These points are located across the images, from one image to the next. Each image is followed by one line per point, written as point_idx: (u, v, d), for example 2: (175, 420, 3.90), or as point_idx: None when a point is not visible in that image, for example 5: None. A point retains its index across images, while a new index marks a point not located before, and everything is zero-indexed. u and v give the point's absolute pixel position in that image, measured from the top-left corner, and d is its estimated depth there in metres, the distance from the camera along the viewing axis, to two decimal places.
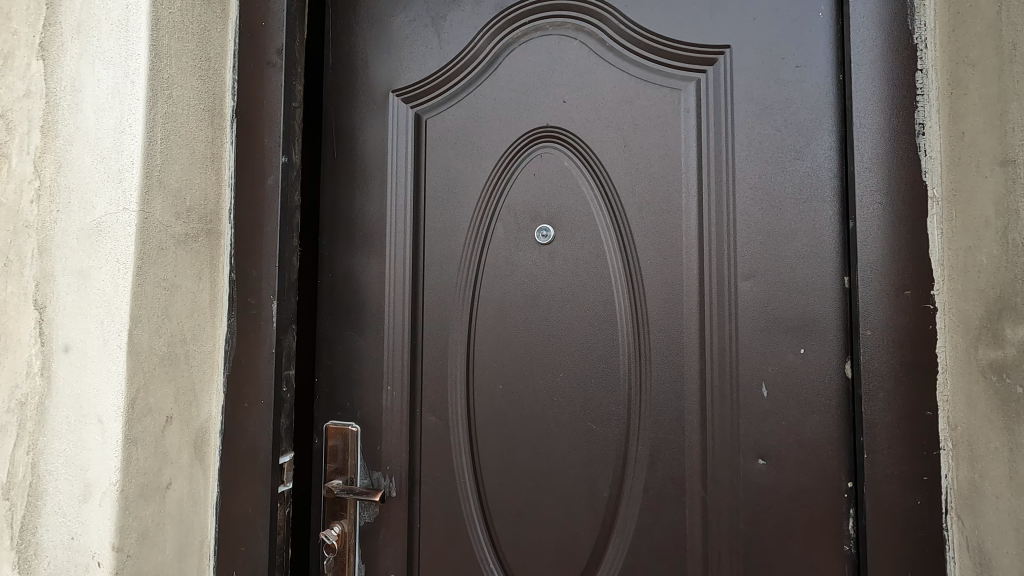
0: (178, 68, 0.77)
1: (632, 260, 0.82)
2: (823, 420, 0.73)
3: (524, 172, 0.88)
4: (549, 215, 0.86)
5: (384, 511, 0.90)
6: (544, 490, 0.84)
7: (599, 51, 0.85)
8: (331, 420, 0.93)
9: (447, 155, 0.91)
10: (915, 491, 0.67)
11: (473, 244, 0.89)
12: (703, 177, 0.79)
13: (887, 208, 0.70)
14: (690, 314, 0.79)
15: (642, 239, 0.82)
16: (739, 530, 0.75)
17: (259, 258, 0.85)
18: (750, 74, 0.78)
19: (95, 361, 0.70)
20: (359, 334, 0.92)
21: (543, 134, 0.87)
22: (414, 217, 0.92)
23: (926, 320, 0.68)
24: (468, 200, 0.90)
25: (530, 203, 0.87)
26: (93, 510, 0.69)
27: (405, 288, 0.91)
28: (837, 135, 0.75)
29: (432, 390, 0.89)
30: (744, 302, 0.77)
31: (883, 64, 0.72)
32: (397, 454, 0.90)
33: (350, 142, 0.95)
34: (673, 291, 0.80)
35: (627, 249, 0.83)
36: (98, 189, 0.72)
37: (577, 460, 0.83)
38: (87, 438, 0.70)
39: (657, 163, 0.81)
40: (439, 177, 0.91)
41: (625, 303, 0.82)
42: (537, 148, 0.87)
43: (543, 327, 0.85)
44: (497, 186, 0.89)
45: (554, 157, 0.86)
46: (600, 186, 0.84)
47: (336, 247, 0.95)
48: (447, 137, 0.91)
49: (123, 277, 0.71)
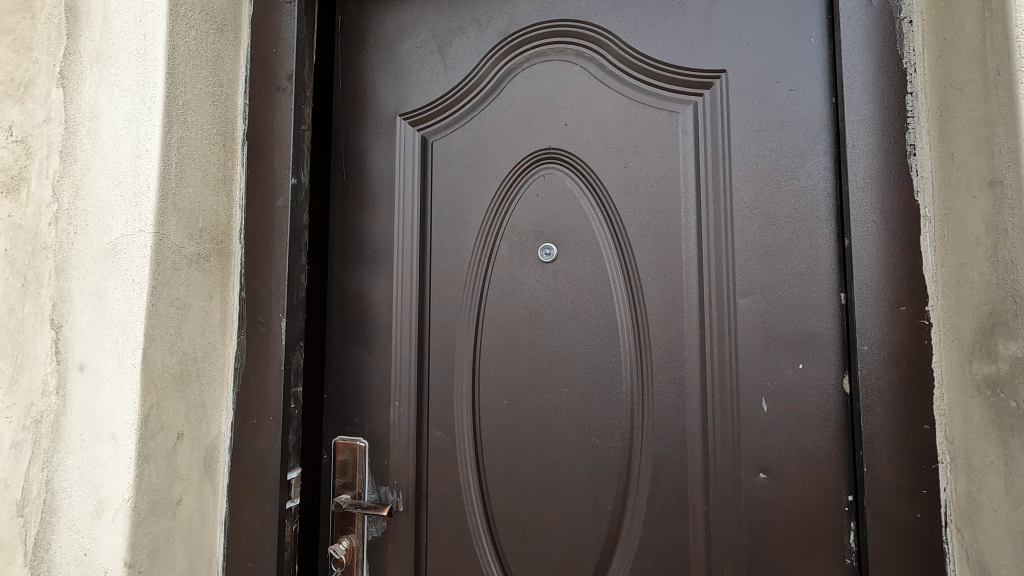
0: (193, 94, 0.80)
1: (633, 277, 0.84)
2: (823, 434, 0.75)
3: (527, 192, 0.90)
4: (553, 234, 0.88)
5: (391, 526, 0.91)
6: (549, 505, 0.85)
7: (600, 75, 0.87)
8: (339, 435, 0.94)
9: (452, 175, 0.93)
10: (916, 504, 0.68)
11: (479, 261, 0.91)
12: (701, 196, 0.82)
13: (881, 226, 0.72)
14: (690, 329, 0.81)
15: (642, 256, 0.84)
16: (742, 543, 0.76)
17: (269, 277, 0.87)
18: (746, 97, 0.81)
19: (109, 379, 0.72)
20: (366, 350, 0.94)
21: (545, 156, 0.89)
22: (421, 236, 0.94)
23: (921, 336, 0.70)
24: (474, 219, 0.92)
25: (534, 222, 0.89)
26: (105, 526, 0.70)
27: (412, 305, 0.93)
28: (832, 155, 0.77)
29: (438, 405, 0.91)
30: (744, 318, 0.78)
31: (874, 88, 0.74)
32: (404, 469, 0.91)
33: (357, 163, 0.98)
34: (674, 307, 0.82)
35: (628, 266, 0.85)
36: (114, 212, 0.74)
37: (581, 474, 0.84)
38: (100, 455, 0.71)
39: (657, 183, 0.84)
40: (444, 197, 0.94)
41: (627, 319, 0.84)
42: (540, 169, 0.90)
43: (548, 343, 0.87)
44: (502, 206, 0.91)
45: (556, 177, 0.89)
46: (601, 205, 0.87)
47: (344, 265, 0.97)
48: (453, 158, 0.94)
49: (138, 297, 0.73)
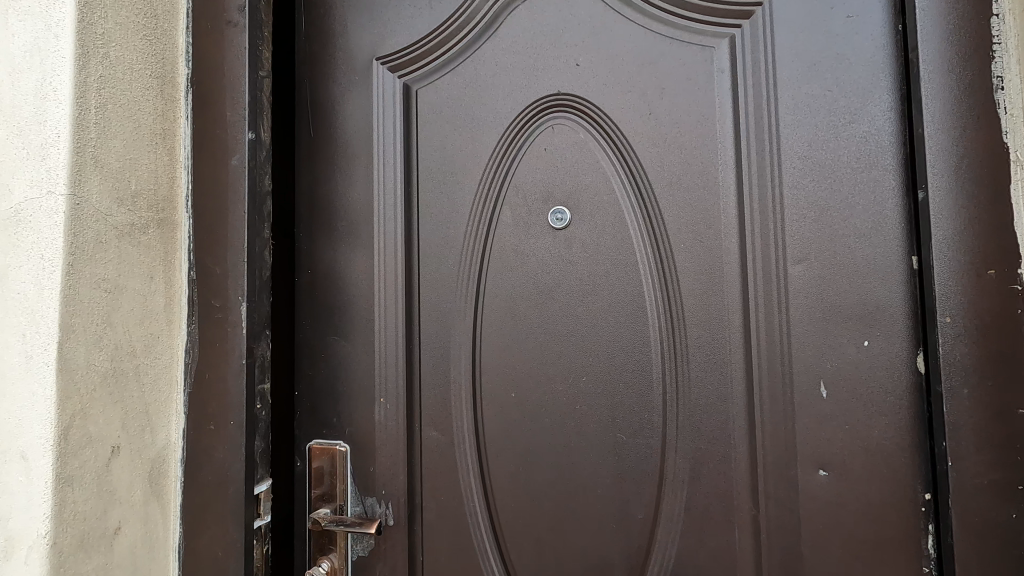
0: (117, 23, 0.64)
1: (663, 244, 0.72)
2: (893, 422, 0.63)
3: (533, 147, 0.76)
4: (565, 195, 0.75)
5: (381, 543, 0.77)
6: (568, 514, 0.73)
7: (617, 7, 0.74)
8: (314, 439, 0.80)
9: (444, 129, 0.79)
10: (1009, 503, 0.57)
11: (477, 229, 0.77)
12: (744, 147, 0.69)
13: (961, 175, 0.60)
14: (733, 303, 0.69)
15: (672, 219, 0.71)
16: (799, 553, 0.65)
17: (224, 253, 0.72)
18: (794, 27, 0.68)
19: (16, 383, 0.57)
20: (346, 338, 0.80)
21: (554, 104, 0.75)
22: (407, 201, 0.79)
23: (1012, 304, 0.59)
24: (470, 181, 0.78)
25: (543, 182, 0.75)
26: (18, 568, 0.56)
27: (399, 282, 0.78)
28: (898, 94, 0.65)
29: (433, 401, 0.77)
30: (797, 289, 0.66)
31: (952, 9, 0.62)
32: (393, 478, 0.77)
33: (327, 117, 0.82)
34: (712, 277, 0.70)
35: (656, 231, 0.72)
36: (15, 170, 0.58)
37: (607, 475, 0.72)
38: (9, 478, 0.56)
39: (688, 131, 0.71)
40: (434, 154, 0.79)
41: (656, 295, 0.72)
42: (548, 119, 0.76)
43: (562, 325, 0.74)
44: (502, 163, 0.77)
45: (568, 129, 0.75)
46: (622, 160, 0.74)
47: (314, 237, 0.82)
48: (443, 108, 0.79)
49: (50, 276, 0.57)
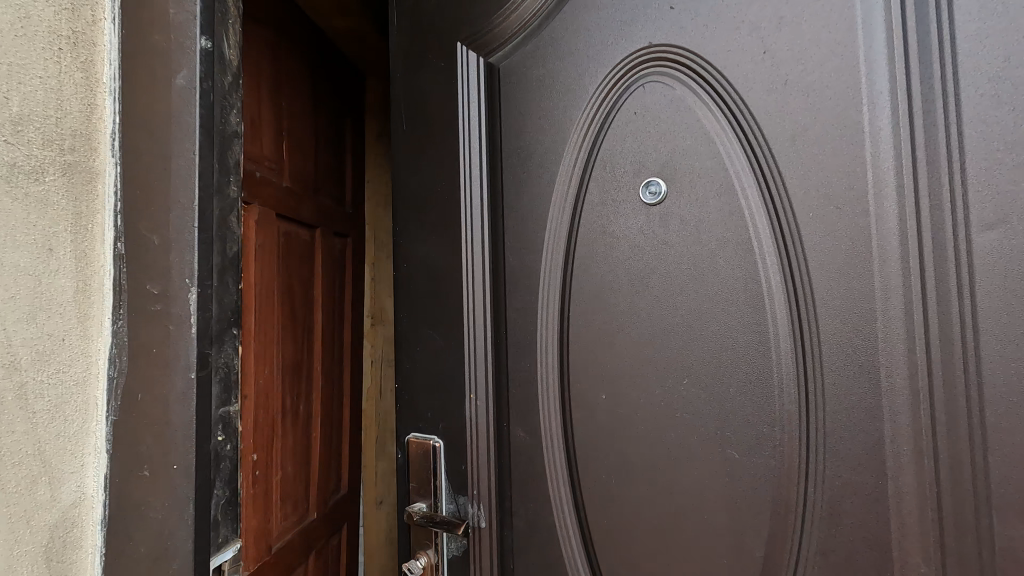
0: None
1: (788, 225, 0.51)
2: None
3: (623, 112, 0.59)
4: (660, 166, 0.57)
5: (477, 547, 0.66)
6: (670, 555, 0.56)
7: None
8: (413, 431, 0.70)
9: (529, 95, 0.65)
10: None
11: (567, 213, 0.62)
12: (900, 69, 0.46)
13: None
14: (889, 294, 0.46)
15: (799, 190, 0.50)
16: None
17: (162, 215, 0.49)
18: None
19: None
20: (438, 332, 0.68)
21: (646, 56, 0.57)
22: (494, 182, 0.66)
23: None
24: (558, 155, 0.63)
25: (634, 155, 0.58)
26: None
27: (484, 273, 0.66)
28: None
29: (523, 399, 0.64)
30: (988, 267, 0.43)
31: None
32: (479, 482, 0.66)
33: (416, 90, 0.72)
34: (859, 263, 0.48)
35: (779, 210, 0.51)
36: None
37: (717, 513, 0.53)
38: None
39: (816, 65, 0.49)
40: (519, 125, 0.66)
41: (778, 283, 0.51)
42: (640, 77, 0.58)
43: (656, 318, 0.56)
44: (591, 133, 0.61)
45: (662, 84, 0.57)
46: (731, 116, 0.53)
47: (406, 220, 0.72)
48: (529, 71, 0.65)
49: None
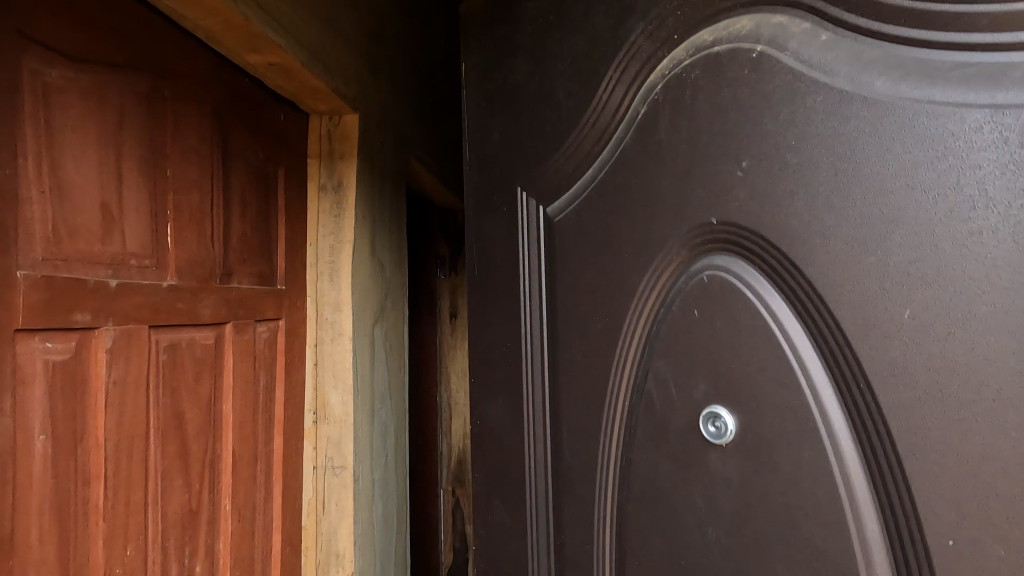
0: None
1: (894, 527, 0.35)
2: None
3: (693, 317, 0.45)
4: (724, 399, 0.43)
5: None
6: None
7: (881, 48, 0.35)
8: None
9: (586, 266, 0.52)
10: None
11: (617, 428, 0.51)
12: None
13: None
14: None
15: (913, 487, 0.34)
16: None
17: None
18: None
19: None
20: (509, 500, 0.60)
21: (720, 256, 0.43)
22: (553, 374, 0.56)
23: None
24: (616, 355, 0.50)
25: (696, 377, 0.44)
26: None
27: (551, 460, 0.56)
28: None
29: None
30: None
31: None
32: None
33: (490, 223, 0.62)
34: None
35: (881, 504, 0.36)
36: None
37: None
38: None
39: (961, 316, 0.32)
40: (580, 305, 0.53)
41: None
42: (718, 279, 0.43)
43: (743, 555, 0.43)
44: (648, 334, 0.48)
45: (740, 297, 0.42)
46: (824, 361, 0.38)
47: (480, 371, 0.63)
48: (592, 240, 0.52)
49: None
